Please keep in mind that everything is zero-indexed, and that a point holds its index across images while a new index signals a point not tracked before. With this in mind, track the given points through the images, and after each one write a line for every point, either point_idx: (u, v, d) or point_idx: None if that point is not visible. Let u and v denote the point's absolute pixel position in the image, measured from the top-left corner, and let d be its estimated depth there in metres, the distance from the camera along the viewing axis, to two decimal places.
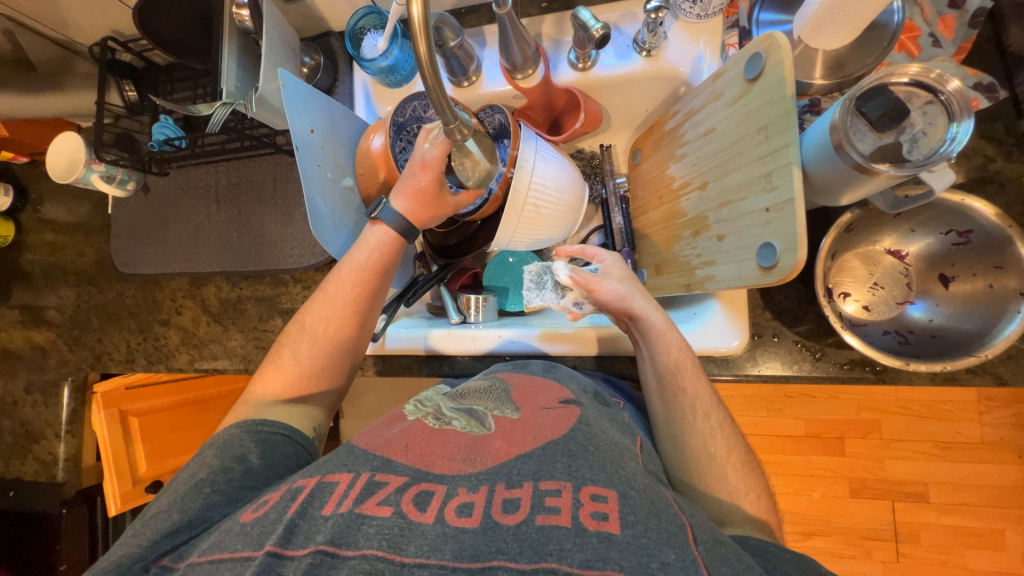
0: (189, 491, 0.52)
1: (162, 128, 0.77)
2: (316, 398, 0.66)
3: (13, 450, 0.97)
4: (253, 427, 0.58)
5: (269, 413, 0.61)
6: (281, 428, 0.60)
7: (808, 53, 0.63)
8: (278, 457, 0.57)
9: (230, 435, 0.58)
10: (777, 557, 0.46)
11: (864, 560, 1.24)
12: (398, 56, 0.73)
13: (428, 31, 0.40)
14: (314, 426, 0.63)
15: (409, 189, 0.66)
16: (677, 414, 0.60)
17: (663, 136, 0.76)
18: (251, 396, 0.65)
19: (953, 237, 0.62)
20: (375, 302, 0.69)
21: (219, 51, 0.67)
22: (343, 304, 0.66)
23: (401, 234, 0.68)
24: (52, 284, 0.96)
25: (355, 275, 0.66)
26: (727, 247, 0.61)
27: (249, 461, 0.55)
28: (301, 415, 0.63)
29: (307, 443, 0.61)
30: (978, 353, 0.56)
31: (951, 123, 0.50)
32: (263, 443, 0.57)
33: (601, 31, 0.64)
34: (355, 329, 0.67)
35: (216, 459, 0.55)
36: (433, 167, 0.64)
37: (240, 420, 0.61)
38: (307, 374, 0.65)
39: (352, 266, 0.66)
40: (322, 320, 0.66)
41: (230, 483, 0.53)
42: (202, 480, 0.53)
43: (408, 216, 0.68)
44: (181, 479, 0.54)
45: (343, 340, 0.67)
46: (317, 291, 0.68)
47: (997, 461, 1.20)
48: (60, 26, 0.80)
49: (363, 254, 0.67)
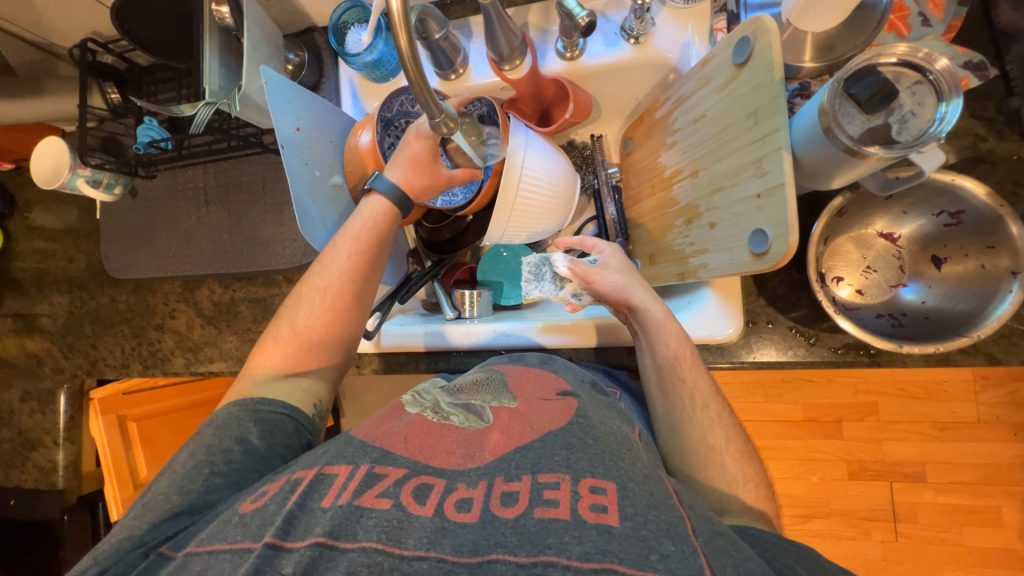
0: (189, 471, 0.52)
1: (147, 130, 0.76)
2: (314, 373, 0.65)
3: (13, 459, 0.97)
4: (251, 406, 0.58)
5: (266, 392, 0.60)
6: (279, 407, 0.59)
7: (796, 36, 0.63)
8: (277, 437, 0.57)
9: (228, 414, 0.58)
10: (777, 548, 0.46)
11: (864, 541, 1.25)
12: (383, 50, 0.73)
13: (407, 25, 0.40)
14: (314, 404, 0.63)
15: (403, 159, 0.66)
16: (677, 405, 0.60)
17: (654, 125, 0.75)
18: (248, 370, 0.64)
19: (945, 218, 0.62)
20: (373, 276, 0.68)
21: (201, 50, 0.66)
22: (339, 275, 0.65)
23: (395, 206, 0.67)
24: (44, 292, 0.95)
25: (350, 247, 0.65)
26: (720, 234, 0.61)
27: (249, 442, 0.55)
28: (300, 394, 0.63)
29: (305, 421, 0.61)
30: (971, 333, 0.56)
31: (940, 102, 0.49)
32: (262, 423, 0.57)
33: (587, 18, 0.62)
34: (354, 302, 0.66)
35: (215, 439, 0.55)
36: (427, 137, 0.65)
37: (239, 398, 0.60)
38: (306, 349, 0.64)
39: (347, 238, 0.65)
40: (319, 293, 0.65)
41: (229, 465, 0.53)
42: (202, 462, 0.53)
43: (403, 187, 0.66)
44: (180, 460, 0.55)
45: (339, 313, 0.65)
46: (315, 264, 0.67)
47: (993, 440, 1.21)
48: (39, 29, 0.78)
49: (358, 225, 0.66)
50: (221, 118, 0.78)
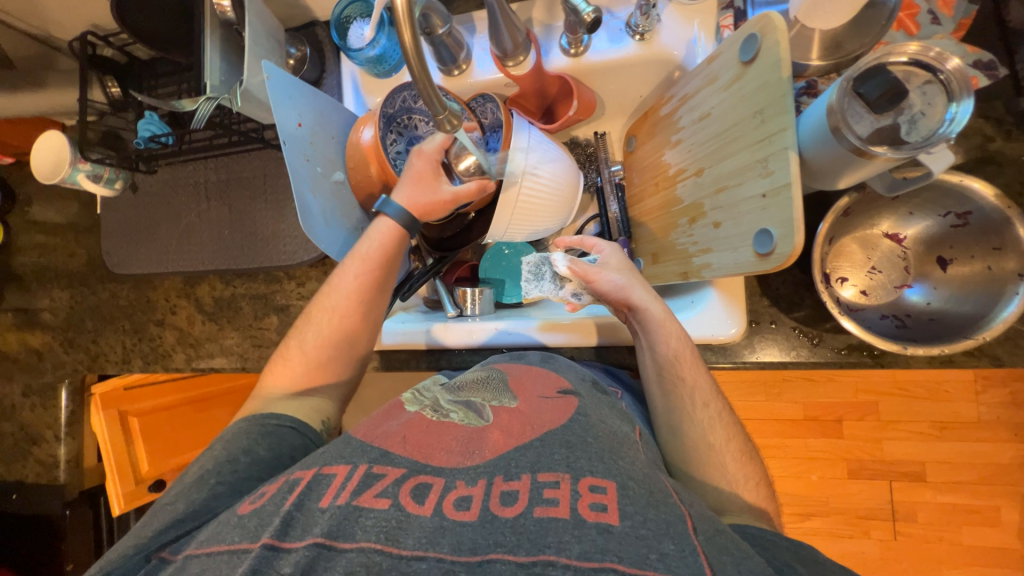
0: (195, 482, 0.52)
1: (148, 124, 0.76)
2: (325, 392, 0.65)
3: (14, 453, 0.97)
4: (259, 421, 0.58)
5: (275, 407, 0.60)
6: (288, 421, 0.59)
7: (804, 34, 0.62)
8: (284, 449, 0.57)
9: (237, 429, 0.58)
10: (776, 547, 0.46)
11: (862, 540, 1.25)
12: (386, 45, 0.72)
13: (411, 21, 0.39)
14: (321, 420, 0.63)
15: (407, 179, 0.68)
16: (677, 404, 0.60)
17: (658, 122, 0.75)
18: (259, 390, 0.64)
19: (951, 219, 0.61)
20: (382, 296, 0.68)
21: (201, 43, 0.65)
22: (346, 294, 0.66)
23: (403, 227, 0.68)
24: (44, 287, 0.95)
25: (358, 266, 0.66)
26: (724, 234, 0.60)
27: (256, 453, 0.55)
28: (309, 411, 0.62)
29: (313, 435, 0.60)
30: (976, 335, 0.56)
31: (951, 103, 0.49)
32: (269, 436, 0.57)
33: (592, 15, 0.61)
34: (362, 321, 0.67)
35: (223, 451, 0.55)
36: (428, 153, 0.67)
37: (248, 414, 0.60)
38: (314, 368, 0.64)
39: (355, 259, 0.67)
40: (327, 312, 0.65)
41: (235, 474, 0.53)
42: (208, 472, 0.53)
43: (407, 205, 0.67)
44: (189, 471, 0.54)
45: (347, 331, 0.66)
46: (326, 286, 0.68)
47: (994, 440, 1.21)
48: (39, 22, 0.78)
49: (366, 247, 0.67)
50: (222, 112, 0.77)
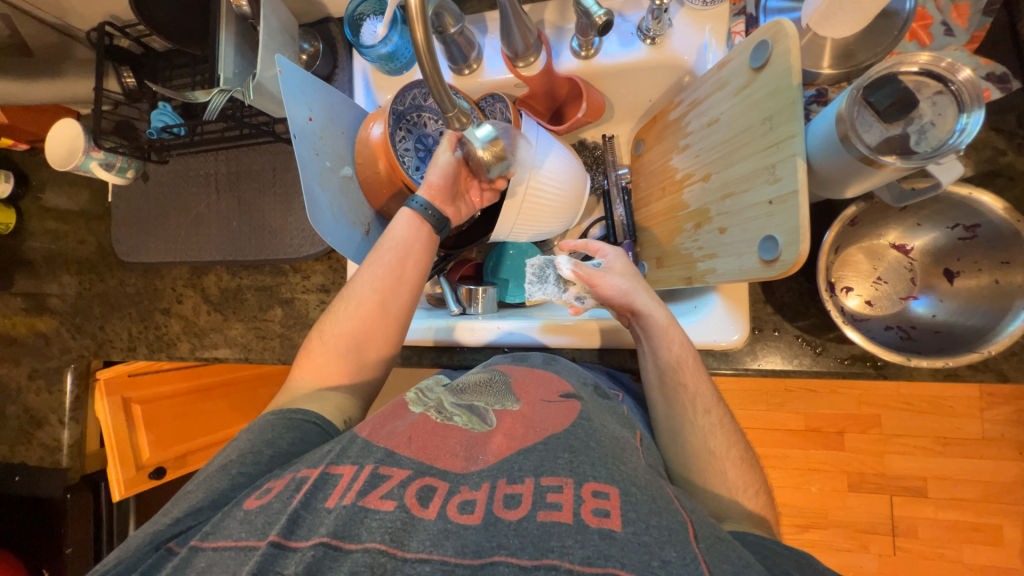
0: (217, 472, 0.53)
1: (161, 116, 0.78)
2: (345, 389, 0.64)
3: (19, 436, 0.98)
4: (286, 414, 0.58)
5: (302, 403, 0.61)
6: (312, 417, 0.59)
7: (816, 41, 0.62)
8: (306, 446, 0.57)
9: (265, 421, 0.58)
10: (777, 555, 0.45)
11: (861, 554, 1.24)
12: (398, 42, 0.73)
13: (425, 20, 0.40)
14: (344, 420, 0.62)
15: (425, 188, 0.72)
16: (678, 410, 0.60)
17: (667, 127, 0.75)
18: (290, 383, 0.65)
19: (959, 231, 0.61)
20: (399, 285, 0.66)
21: (217, 36, 0.66)
22: (360, 284, 0.66)
23: (414, 213, 0.68)
24: (54, 272, 0.96)
25: (372, 257, 0.67)
26: (729, 239, 0.60)
27: (278, 446, 0.55)
28: (332, 409, 0.61)
29: (334, 434, 0.60)
30: (982, 348, 0.55)
31: (962, 114, 0.49)
32: (294, 431, 0.57)
33: (604, 17, 0.61)
34: (376, 313, 0.65)
35: (248, 441, 0.55)
36: None
37: (277, 407, 0.61)
38: (331, 364, 0.64)
39: (371, 250, 0.68)
40: (343, 304, 0.66)
41: (256, 466, 0.53)
42: (231, 462, 0.53)
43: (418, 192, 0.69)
44: (215, 459, 0.55)
45: (360, 326, 0.65)
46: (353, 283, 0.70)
47: (998, 458, 1.19)
48: (59, 11, 0.79)
49: (382, 238, 0.68)
50: (235, 105, 0.78)
